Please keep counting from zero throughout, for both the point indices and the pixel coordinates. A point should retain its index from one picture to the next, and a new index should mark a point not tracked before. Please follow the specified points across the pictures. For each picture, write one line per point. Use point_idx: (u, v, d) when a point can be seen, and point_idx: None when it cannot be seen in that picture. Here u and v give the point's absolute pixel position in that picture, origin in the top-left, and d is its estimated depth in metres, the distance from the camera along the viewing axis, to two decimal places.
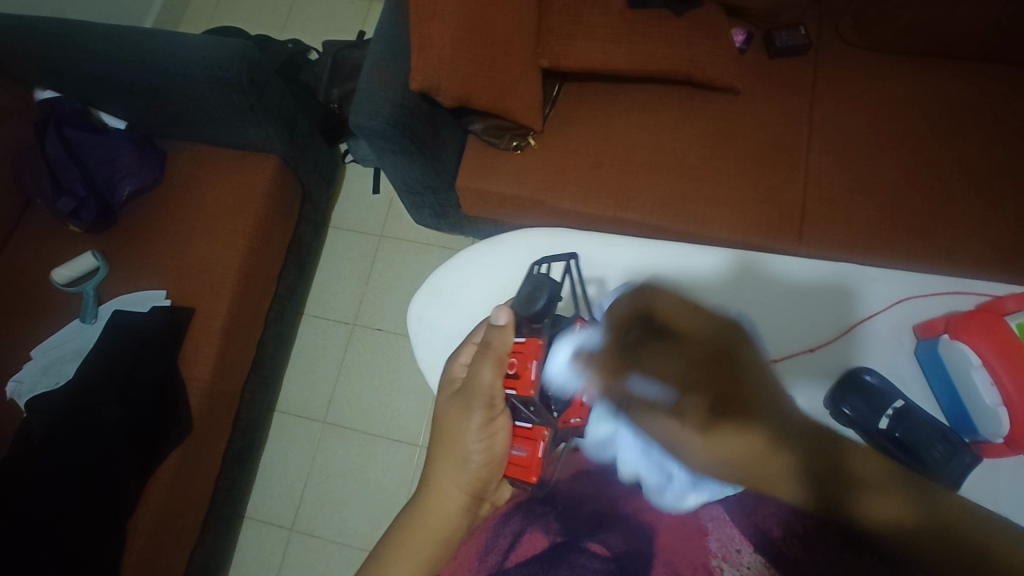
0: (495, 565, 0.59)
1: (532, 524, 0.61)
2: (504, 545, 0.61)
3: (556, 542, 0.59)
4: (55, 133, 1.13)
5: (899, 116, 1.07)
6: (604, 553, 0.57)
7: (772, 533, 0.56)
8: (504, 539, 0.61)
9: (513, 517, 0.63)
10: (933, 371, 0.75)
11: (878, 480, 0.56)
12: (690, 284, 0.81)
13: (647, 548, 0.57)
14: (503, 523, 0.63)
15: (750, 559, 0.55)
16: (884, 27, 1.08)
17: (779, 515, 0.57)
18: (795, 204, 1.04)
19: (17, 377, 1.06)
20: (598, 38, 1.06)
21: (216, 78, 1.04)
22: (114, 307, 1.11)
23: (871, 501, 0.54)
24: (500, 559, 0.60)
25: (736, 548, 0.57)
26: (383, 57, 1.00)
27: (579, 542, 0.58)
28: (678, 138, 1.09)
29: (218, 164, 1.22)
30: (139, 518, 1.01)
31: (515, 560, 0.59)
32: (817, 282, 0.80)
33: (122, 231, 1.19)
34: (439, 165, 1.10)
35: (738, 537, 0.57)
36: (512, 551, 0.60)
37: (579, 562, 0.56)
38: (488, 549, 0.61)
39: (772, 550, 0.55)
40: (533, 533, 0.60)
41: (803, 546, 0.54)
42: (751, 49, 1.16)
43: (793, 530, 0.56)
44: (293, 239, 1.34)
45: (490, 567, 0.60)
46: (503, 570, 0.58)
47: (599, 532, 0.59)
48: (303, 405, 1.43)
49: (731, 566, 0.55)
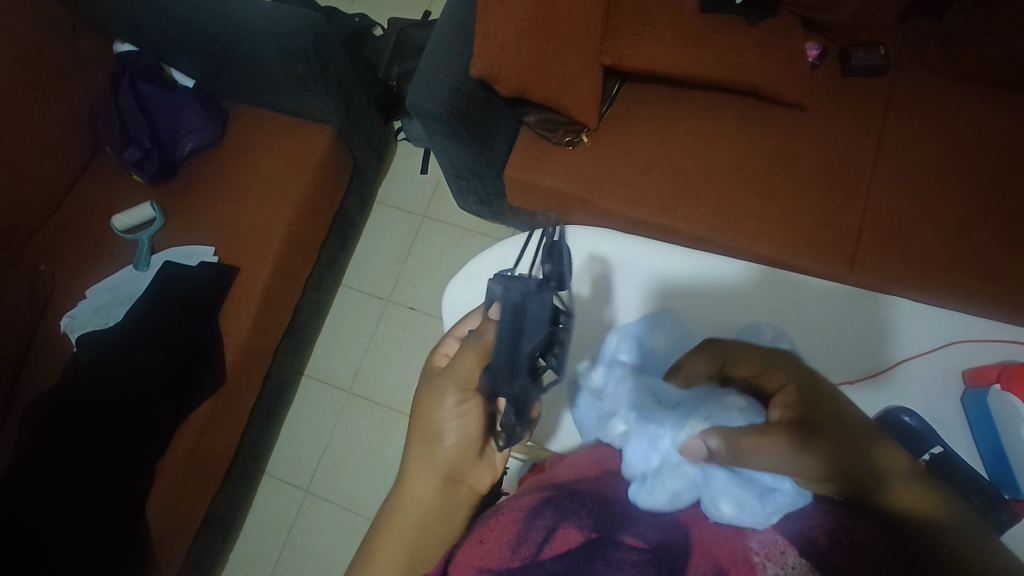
0: (527, 558, 0.46)
1: (566, 519, 0.48)
2: (536, 538, 0.47)
3: (592, 537, 0.46)
4: (128, 85, 1.18)
5: (976, 150, 1.01)
6: (642, 545, 0.44)
7: (821, 541, 0.42)
8: (536, 532, 0.48)
9: (543, 511, 0.50)
10: (979, 421, 0.72)
11: (905, 472, 0.51)
12: (718, 297, 0.80)
13: (685, 541, 0.45)
14: (531, 516, 0.50)
15: (795, 561, 0.41)
16: (973, 54, 1.02)
17: (827, 526, 0.44)
18: (851, 233, 1.00)
19: (71, 313, 1.12)
20: (665, 40, 1.04)
21: (282, 46, 1.07)
22: (165, 258, 1.16)
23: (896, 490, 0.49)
24: (534, 552, 0.46)
25: (780, 549, 0.42)
26: (447, 40, 1.01)
27: (615, 537, 0.45)
28: (734, 150, 1.06)
29: (276, 129, 1.25)
30: (167, 461, 1.06)
31: (549, 554, 0.45)
32: (852, 313, 0.77)
33: (180, 184, 1.23)
34: (488, 153, 1.09)
35: (782, 542, 0.43)
36: (545, 544, 0.46)
37: (615, 557, 0.43)
38: (519, 542, 0.48)
39: (822, 557, 0.41)
40: (567, 527, 0.47)
41: (854, 559, 0.40)
42: (824, 65, 1.11)
43: (841, 540, 0.42)
44: (339, 211, 1.37)
45: (522, 558, 0.46)
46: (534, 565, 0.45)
47: (633, 525, 0.47)
48: (330, 371, 1.46)
49: (774, 566, 0.41)
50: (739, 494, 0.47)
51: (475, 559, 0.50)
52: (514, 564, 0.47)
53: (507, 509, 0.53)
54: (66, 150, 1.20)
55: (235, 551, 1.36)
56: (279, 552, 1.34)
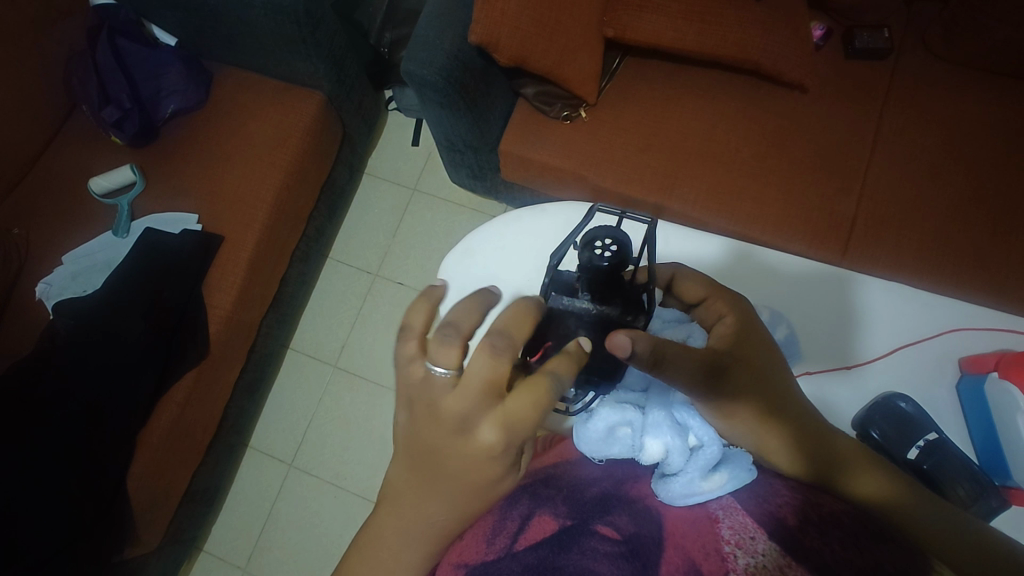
0: (502, 549, 0.51)
1: (540, 508, 0.54)
2: (511, 529, 0.53)
3: (566, 525, 0.51)
4: (107, 40, 1.12)
5: (973, 137, 1.01)
6: (616, 536, 0.49)
7: (789, 521, 0.47)
8: (510, 522, 0.53)
9: (519, 501, 0.55)
10: (972, 406, 0.73)
11: (859, 458, 0.58)
12: None
13: (659, 532, 0.50)
14: (507, 506, 0.55)
15: (764, 547, 0.46)
16: (975, 41, 1.01)
17: (794, 505, 0.49)
18: (846, 218, 1.00)
19: (47, 280, 1.08)
20: (669, 13, 1.01)
21: (272, 6, 1.01)
22: (146, 224, 1.12)
23: (857, 478, 0.55)
24: (508, 543, 0.51)
25: (750, 535, 0.47)
26: (444, 6, 0.97)
27: (589, 525, 0.50)
28: (734, 130, 1.05)
29: (262, 94, 1.21)
30: (148, 434, 1.03)
31: (524, 544, 0.50)
32: (837, 302, 0.77)
33: (162, 148, 1.19)
34: (484, 125, 1.06)
35: (751, 526, 0.48)
36: (519, 534, 0.52)
37: (589, 546, 0.48)
38: (494, 533, 0.53)
39: (783, 532, 0.47)
40: (542, 516, 0.53)
41: (823, 538, 0.45)
42: (828, 46, 1.10)
43: (808, 518, 0.47)
44: (327, 181, 1.33)
45: (497, 551, 0.51)
46: (510, 554, 0.50)
47: (608, 514, 0.52)
48: (317, 345, 1.44)
49: (744, 553, 0.46)
50: (692, 459, 0.55)
51: (454, 554, 0.53)
52: (488, 557, 0.51)
53: None
54: (39, 108, 1.14)
55: (218, 522, 1.35)
56: (263, 523, 1.34)
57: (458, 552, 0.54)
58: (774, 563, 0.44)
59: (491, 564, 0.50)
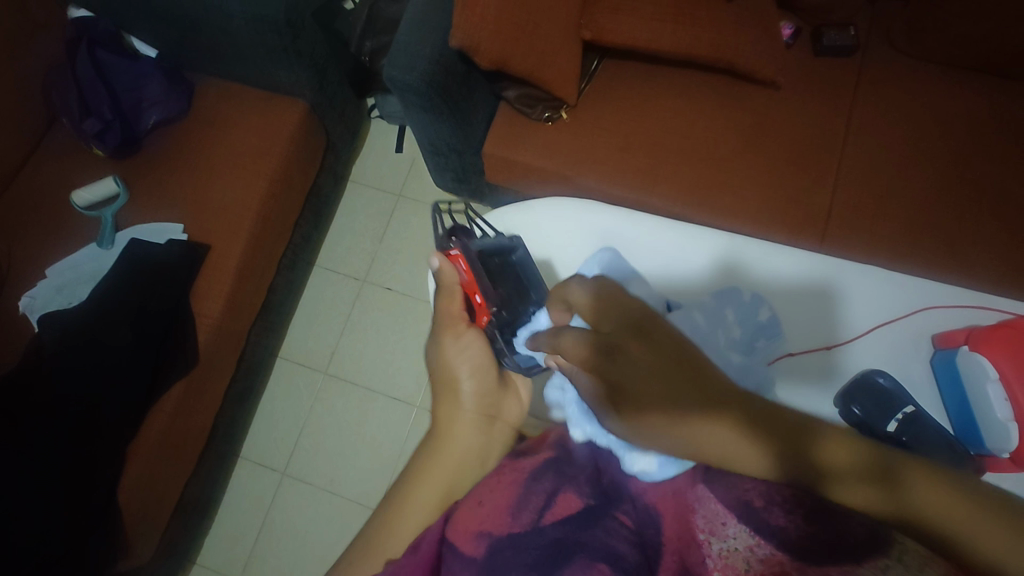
0: (529, 521, 0.55)
1: (564, 486, 0.57)
2: (537, 503, 0.56)
3: (590, 503, 0.55)
4: (87, 52, 1.12)
5: (939, 127, 1.05)
6: (631, 522, 0.53)
7: (755, 504, 0.48)
8: (536, 498, 0.57)
9: (545, 475, 0.60)
10: (946, 380, 0.76)
11: (846, 466, 0.46)
12: (684, 278, 0.81)
13: (660, 522, 0.53)
14: (532, 481, 0.59)
15: (736, 531, 0.47)
16: (935, 36, 1.06)
17: (762, 488, 0.48)
18: (822, 208, 1.03)
19: (30, 293, 1.07)
20: (645, 15, 1.04)
21: (253, 16, 1.02)
22: (131, 235, 1.11)
23: (841, 492, 0.45)
24: (535, 517, 0.55)
25: (722, 521, 0.49)
26: (425, 11, 0.99)
27: (610, 509, 0.54)
28: (711, 127, 1.08)
29: (245, 103, 1.21)
30: (138, 445, 1.02)
31: (550, 519, 0.54)
32: (814, 283, 0.80)
33: (145, 159, 1.18)
34: (467, 127, 1.08)
35: (722, 510, 0.50)
36: (546, 509, 0.55)
37: (610, 525, 0.52)
38: (519, 506, 0.57)
39: (749, 515, 0.47)
40: (566, 494, 0.56)
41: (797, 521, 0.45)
42: (797, 44, 1.14)
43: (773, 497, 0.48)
44: (312, 188, 1.34)
45: (523, 524, 0.55)
46: (537, 527, 0.54)
47: (622, 504, 0.55)
48: (307, 353, 1.44)
49: (717, 539, 0.48)
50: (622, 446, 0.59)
51: (473, 525, 0.57)
52: (514, 529, 0.54)
53: (506, 476, 0.62)
54: (17, 121, 1.13)
55: (211, 534, 1.33)
56: (256, 533, 1.33)
57: (478, 522, 0.57)
58: (745, 546, 0.46)
59: (518, 536, 0.54)
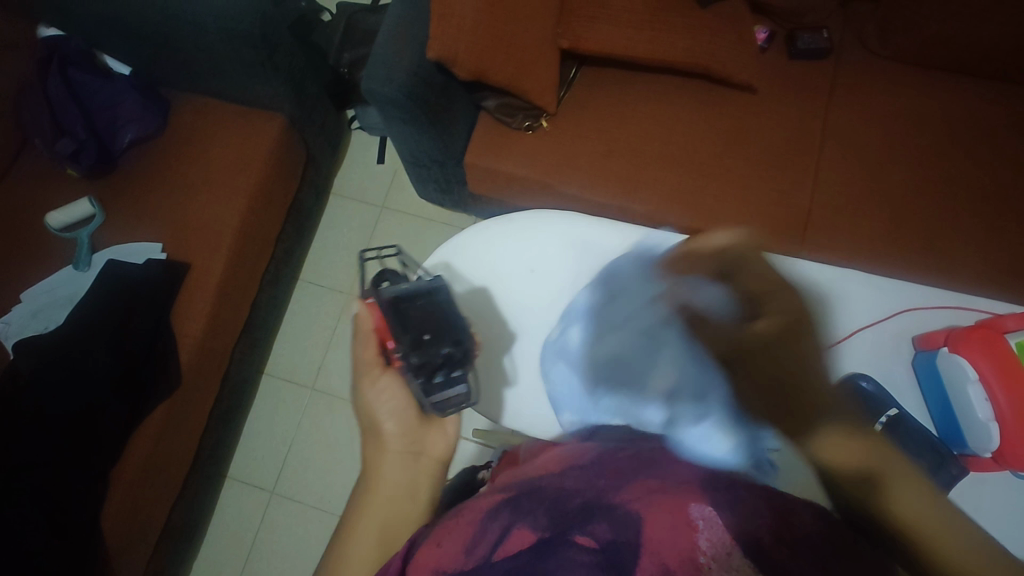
0: (480, 559, 0.44)
1: (522, 518, 0.45)
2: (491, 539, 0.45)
3: (546, 536, 0.43)
4: (58, 72, 1.10)
5: (913, 127, 1.07)
6: (595, 544, 0.41)
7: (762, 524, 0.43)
8: (491, 532, 0.46)
9: (501, 512, 0.47)
10: (928, 381, 0.77)
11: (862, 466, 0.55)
12: None
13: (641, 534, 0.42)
14: (487, 516, 0.48)
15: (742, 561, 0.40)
16: (906, 36, 1.08)
17: None
18: (803, 210, 1.04)
19: (5, 319, 1.04)
20: (621, 23, 1.04)
21: (228, 30, 1.01)
22: (108, 256, 1.09)
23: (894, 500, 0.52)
24: (486, 553, 0.44)
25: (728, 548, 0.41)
26: (401, 21, 0.98)
27: (568, 533, 0.43)
28: (691, 132, 1.08)
29: (222, 119, 1.20)
30: (121, 471, 1.00)
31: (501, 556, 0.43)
32: None
33: (121, 178, 1.16)
34: (448, 139, 1.07)
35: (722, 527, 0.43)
36: (499, 544, 0.44)
37: (567, 557, 0.41)
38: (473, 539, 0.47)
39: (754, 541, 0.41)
40: (522, 527, 0.45)
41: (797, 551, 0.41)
42: (773, 48, 1.15)
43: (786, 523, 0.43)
44: (294, 203, 1.33)
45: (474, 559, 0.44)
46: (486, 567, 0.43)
47: (592, 521, 0.43)
48: (294, 370, 1.42)
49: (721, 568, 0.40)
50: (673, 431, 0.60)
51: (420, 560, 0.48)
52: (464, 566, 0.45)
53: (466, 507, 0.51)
54: None
55: (200, 558, 1.31)
56: (246, 554, 1.30)
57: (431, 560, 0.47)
58: None
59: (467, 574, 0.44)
